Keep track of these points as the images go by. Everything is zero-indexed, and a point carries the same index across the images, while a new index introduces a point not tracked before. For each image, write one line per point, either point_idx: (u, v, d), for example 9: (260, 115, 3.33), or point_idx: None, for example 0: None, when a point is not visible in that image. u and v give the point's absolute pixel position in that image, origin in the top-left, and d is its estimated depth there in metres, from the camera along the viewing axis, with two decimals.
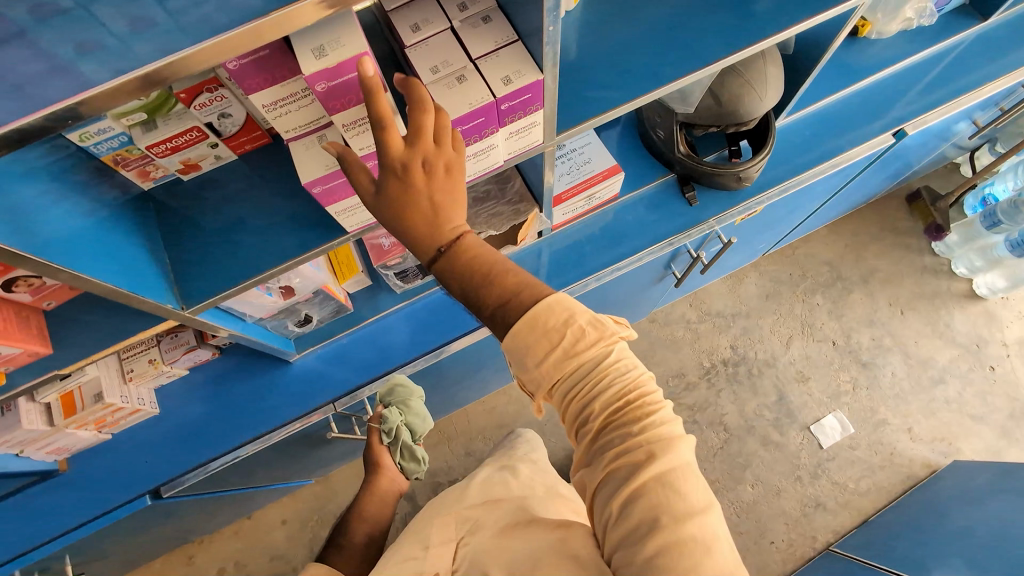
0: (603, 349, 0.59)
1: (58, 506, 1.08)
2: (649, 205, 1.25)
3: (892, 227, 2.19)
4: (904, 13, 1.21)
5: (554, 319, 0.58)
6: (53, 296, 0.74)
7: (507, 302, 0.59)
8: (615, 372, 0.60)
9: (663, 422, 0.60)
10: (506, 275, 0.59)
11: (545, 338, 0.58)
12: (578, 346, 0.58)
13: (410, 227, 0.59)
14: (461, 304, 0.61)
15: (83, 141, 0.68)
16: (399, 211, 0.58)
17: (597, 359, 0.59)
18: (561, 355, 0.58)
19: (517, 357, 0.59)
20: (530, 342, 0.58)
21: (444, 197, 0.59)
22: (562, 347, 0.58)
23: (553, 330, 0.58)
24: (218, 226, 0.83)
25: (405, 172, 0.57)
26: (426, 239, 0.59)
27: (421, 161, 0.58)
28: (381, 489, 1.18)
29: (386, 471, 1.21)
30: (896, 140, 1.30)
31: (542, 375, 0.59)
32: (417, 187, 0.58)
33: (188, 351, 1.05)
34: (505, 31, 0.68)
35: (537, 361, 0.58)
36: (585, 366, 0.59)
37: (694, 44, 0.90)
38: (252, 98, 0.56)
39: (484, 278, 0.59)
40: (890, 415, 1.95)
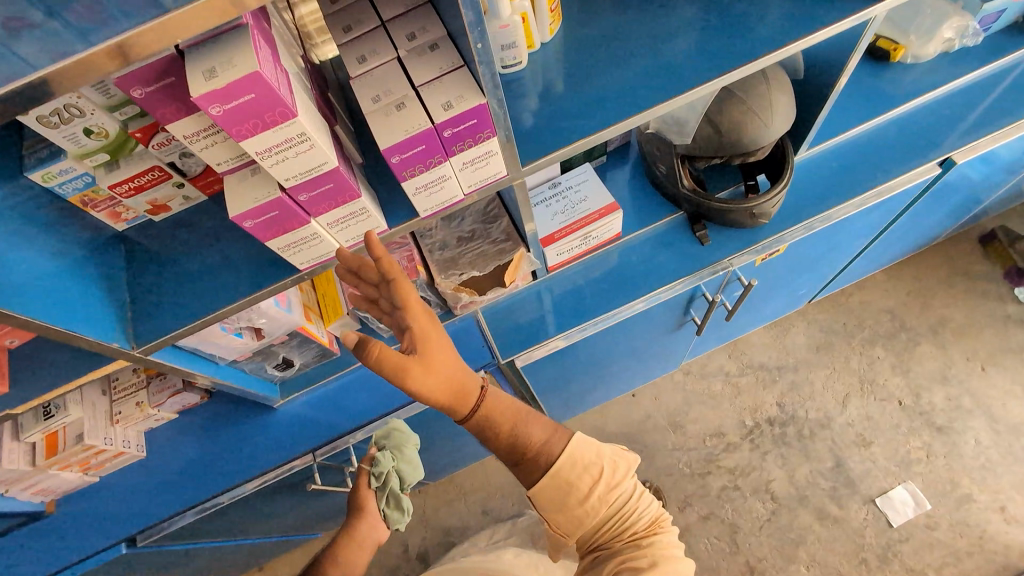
0: (628, 482, 0.78)
1: (41, 549, 1.07)
2: (656, 244, 1.15)
3: (964, 270, 1.94)
4: (942, 33, 1.12)
5: (588, 456, 0.78)
6: (16, 333, 0.75)
7: (547, 441, 0.78)
8: (636, 502, 0.77)
9: (667, 545, 0.75)
10: (533, 414, 0.80)
11: (586, 473, 0.77)
12: (613, 479, 0.77)
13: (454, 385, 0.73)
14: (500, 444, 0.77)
15: (47, 181, 0.70)
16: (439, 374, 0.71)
17: (627, 493, 0.78)
18: (604, 487, 0.76)
19: (565, 494, 0.76)
20: (574, 481, 0.76)
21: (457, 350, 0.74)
22: (601, 484, 0.76)
23: (591, 467, 0.77)
24: (184, 265, 0.82)
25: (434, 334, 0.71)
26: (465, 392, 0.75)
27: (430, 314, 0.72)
28: (360, 534, 0.92)
29: (368, 516, 0.95)
30: (942, 169, 1.15)
31: (582, 509, 0.76)
32: (444, 340, 0.73)
33: (174, 394, 1.04)
34: (452, 57, 0.64)
35: (583, 495, 0.76)
36: (618, 497, 0.77)
37: (680, 70, 0.84)
38: (170, 128, 0.53)
39: (520, 419, 0.78)
40: (975, 490, 1.66)
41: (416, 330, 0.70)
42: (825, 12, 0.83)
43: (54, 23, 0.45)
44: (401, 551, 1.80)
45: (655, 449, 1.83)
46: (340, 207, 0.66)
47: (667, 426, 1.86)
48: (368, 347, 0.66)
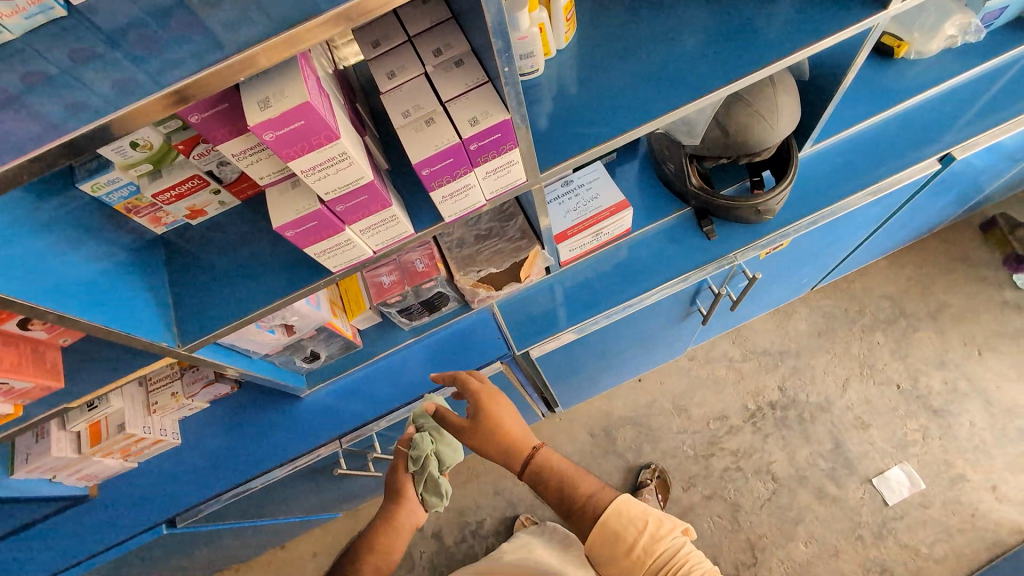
0: (676, 540, 0.80)
1: (86, 530, 1.14)
2: (664, 239, 1.20)
3: (964, 257, 1.98)
4: (946, 30, 1.13)
5: (634, 513, 0.83)
6: (69, 333, 0.80)
7: (593, 495, 0.88)
8: (686, 559, 0.77)
9: None
10: (585, 476, 0.92)
11: (631, 526, 0.82)
12: (658, 533, 0.80)
13: (509, 444, 0.97)
14: (557, 501, 0.91)
15: (95, 191, 0.75)
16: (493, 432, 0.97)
17: (675, 551, 0.79)
18: (648, 539, 0.80)
19: (610, 544, 0.82)
20: (618, 532, 0.82)
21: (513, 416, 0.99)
22: (645, 535, 0.80)
23: (635, 520, 0.82)
24: (219, 267, 0.87)
25: (491, 403, 0.98)
26: (518, 449, 0.96)
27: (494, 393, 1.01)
28: (400, 520, 1.02)
29: (407, 503, 1.04)
30: (942, 165, 1.18)
31: (630, 562, 0.80)
32: (501, 407, 0.98)
33: (207, 384, 1.10)
34: (476, 73, 0.68)
35: (627, 546, 0.81)
36: (664, 552, 0.79)
37: (689, 75, 0.87)
38: (221, 148, 0.58)
39: (568, 477, 0.92)
40: (969, 470, 1.72)
41: (474, 402, 0.99)
42: (828, 19, 0.86)
43: (116, 53, 0.53)
44: (417, 531, 1.88)
45: (660, 432, 1.90)
46: (373, 216, 0.70)
47: (672, 410, 1.92)
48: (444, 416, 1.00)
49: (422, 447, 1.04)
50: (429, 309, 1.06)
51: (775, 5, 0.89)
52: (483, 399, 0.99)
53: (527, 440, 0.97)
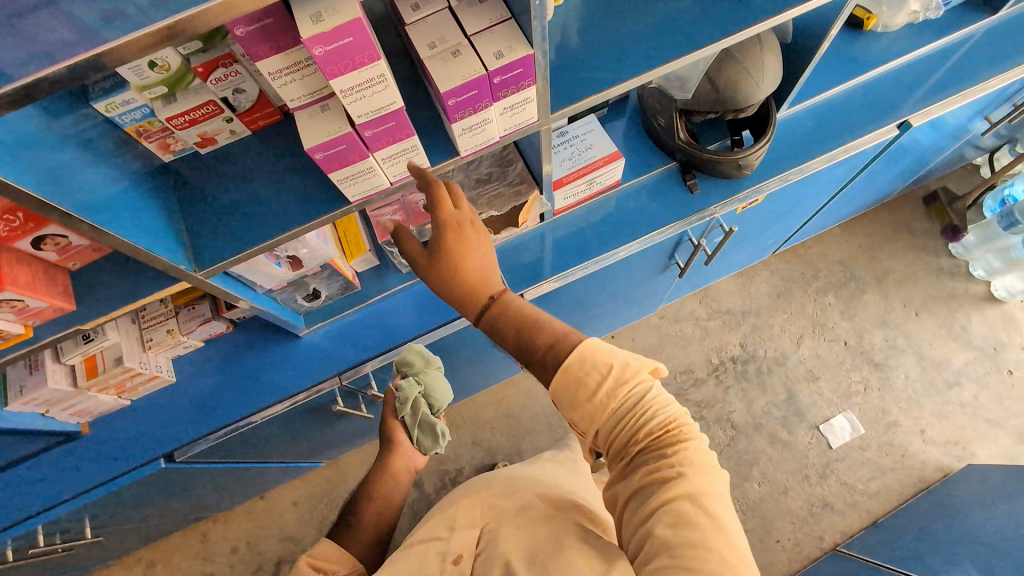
0: (643, 384, 0.68)
1: (76, 467, 1.13)
2: (650, 192, 1.27)
3: (907, 227, 2.15)
4: (910, 6, 1.24)
5: (601, 357, 0.68)
6: (78, 257, 0.80)
7: (553, 344, 0.69)
8: (654, 407, 0.67)
9: (694, 452, 0.65)
10: (552, 324, 0.71)
11: (595, 371, 0.67)
12: (625, 376, 0.68)
13: (462, 286, 0.73)
14: (507, 349, 0.73)
15: (109, 111, 0.74)
16: (451, 271, 0.73)
17: (641, 393, 0.68)
18: (614, 382, 0.67)
19: (568, 388, 0.67)
20: (581, 375, 0.67)
21: (481, 251, 0.74)
22: (612, 378, 0.67)
23: (599, 365, 0.67)
24: (229, 197, 0.88)
25: (456, 234, 0.72)
26: (475, 294, 0.73)
27: (466, 221, 0.74)
28: (394, 467, 1.11)
29: (401, 448, 1.14)
30: (901, 131, 1.29)
31: (592, 406, 0.68)
32: (468, 243, 0.73)
33: (204, 322, 1.10)
34: (499, 10, 0.71)
35: (589, 388, 0.67)
36: (629, 396, 0.68)
37: (687, 29, 0.93)
38: (260, 65, 0.60)
39: (529, 326, 0.70)
40: (902, 417, 1.92)
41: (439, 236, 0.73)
42: None
43: None
44: None
45: None
46: (396, 144, 0.73)
47: None
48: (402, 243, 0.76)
49: (412, 394, 1.15)
50: (429, 251, 1.11)
51: None
52: (449, 234, 0.73)
53: (490, 282, 0.74)
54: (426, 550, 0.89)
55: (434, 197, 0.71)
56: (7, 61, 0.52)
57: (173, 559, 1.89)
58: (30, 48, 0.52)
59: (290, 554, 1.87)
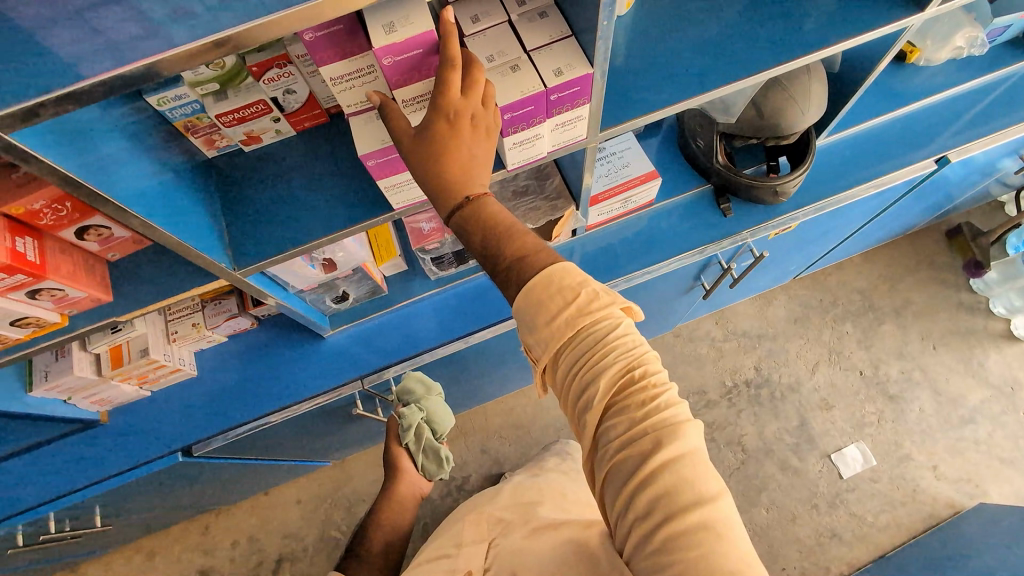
0: (613, 319, 0.59)
1: (92, 454, 1.13)
2: (683, 212, 1.26)
3: (929, 260, 2.14)
4: (954, 42, 1.21)
5: (567, 281, 0.58)
6: (118, 248, 0.80)
7: (523, 259, 0.60)
8: (621, 346, 0.58)
9: (668, 405, 0.57)
10: (526, 236, 0.61)
11: (558, 296, 0.58)
12: (591, 306, 0.58)
13: (435, 179, 0.61)
14: (475, 257, 0.62)
15: (161, 105, 0.74)
16: (433, 155, 0.60)
17: (606, 328, 0.58)
18: (574, 313, 0.58)
19: (526, 317, 0.59)
20: (541, 298, 0.58)
21: (474, 151, 0.62)
22: (575, 305, 0.58)
23: (565, 290, 0.58)
24: (269, 196, 0.87)
25: (451, 125, 0.59)
26: (451, 189, 0.61)
27: (469, 114, 0.61)
28: (399, 493, 1.17)
29: (406, 476, 1.19)
30: (937, 166, 1.29)
31: (552, 336, 0.59)
32: (462, 137, 0.60)
33: (229, 318, 1.09)
34: (560, 26, 0.71)
35: (547, 318, 0.58)
36: (593, 331, 0.58)
37: (737, 55, 0.92)
38: (324, 70, 0.60)
39: (507, 241, 0.61)
40: (915, 451, 1.90)
41: (431, 122, 0.60)
42: (868, 16, 0.93)
43: None
44: None
45: None
46: None
47: None
48: (386, 111, 0.61)
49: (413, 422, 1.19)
50: (460, 260, 1.10)
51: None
52: (443, 121, 0.60)
53: (471, 182, 0.62)
54: (435, 566, 0.90)
55: (438, 80, 0.58)
56: (73, 55, 0.51)
57: (174, 550, 1.88)
58: (97, 43, 0.51)
59: (291, 552, 1.86)
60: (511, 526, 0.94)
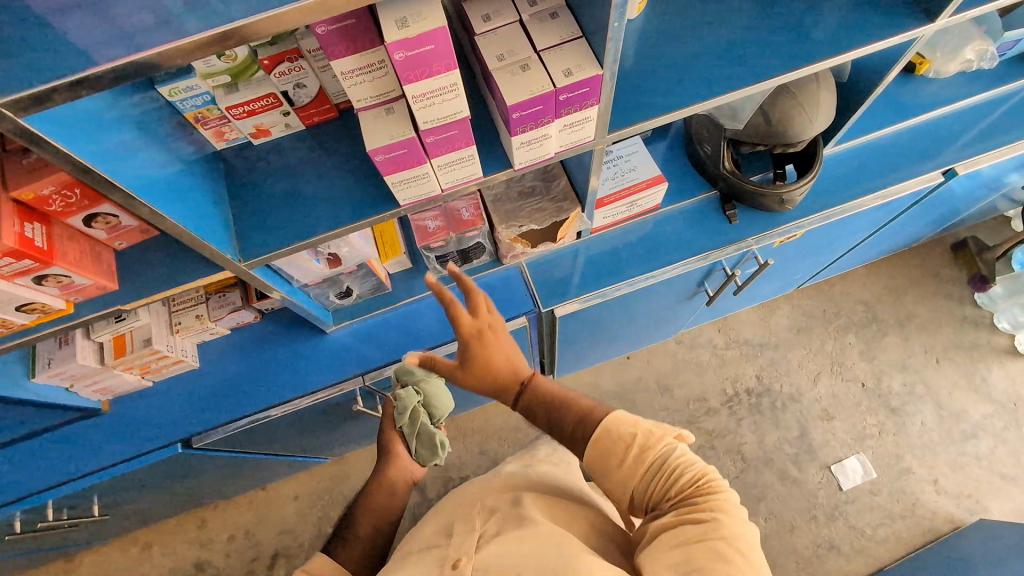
0: (672, 446, 0.77)
1: (92, 444, 1.13)
2: (688, 219, 1.26)
3: (934, 273, 2.13)
4: (965, 54, 1.21)
5: (625, 426, 0.79)
6: (125, 237, 0.80)
7: (583, 416, 0.83)
8: (682, 463, 0.74)
9: (720, 494, 0.70)
10: (579, 399, 0.86)
11: (627, 430, 0.80)
12: (655, 437, 0.77)
13: (496, 381, 0.88)
14: (547, 427, 0.86)
15: (172, 96, 0.74)
16: (481, 371, 0.86)
17: (666, 452, 0.76)
18: (643, 436, 0.77)
19: (603, 442, 0.79)
20: (609, 447, 0.77)
21: (503, 347, 0.88)
22: (638, 445, 0.76)
23: (631, 427, 0.80)
24: (276, 190, 0.88)
25: (479, 337, 0.84)
26: (510, 384, 0.88)
27: (487, 325, 0.87)
28: (389, 480, 1.04)
29: (397, 461, 1.06)
30: (945, 179, 1.27)
31: (623, 459, 0.77)
32: (492, 341, 0.86)
33: (233, 311, 1.10)
34: (571, 27, 0.71)
35: (620, 443, 0.78)
36: (659, 454, 0.76)
37: (744, 61, 0.92)
38: (335, 65, 0.60)
39: (563, 405, 0.86)
40: (915, 464, 1.89)
41: (468, 350, 0.86)
42: (878, 26, 0.93)
43: None
44: None
45: (643, 408, 1.99)
46: (455, 152, 0.73)
47: (656, 389, 2.02)
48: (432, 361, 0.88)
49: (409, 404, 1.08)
50: (465, 259, 1.10)
51: (828, 8, 0.95)
52: (473, 339, 0.85)
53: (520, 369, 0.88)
54: (424, 559, 0.85)
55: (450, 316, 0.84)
56: (87, 41, 0.51)
57: (170, 543, 1.88)
58: (112, 32, 0.51)
59: (287, 548, 1.86)
60: (504, 519, 0.88)
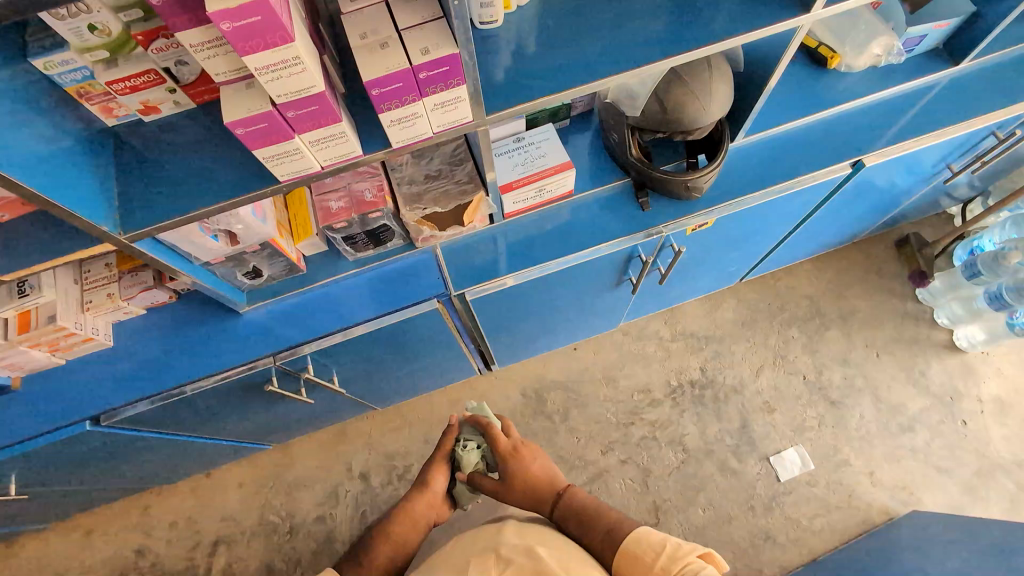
0: (694, 563, 0.86)
1: (1, 420, 1.14)
2: (603, 205, 1.28)
3: (878, 269, 2.16)
4: (871, 50, 1.27)
5: (654, 539, 0.94)
6: (7, 209, 0.83)
7: (612, 526, 1.02)
8: None
9: None
10: (604, 510, 1.07)
11: (651, 550, 0.92)
12: (678, 552, 0.89)
13: (536, 490, 1.15)
14: (576, 534, 1.06)
15: (48, 69, 0.75)
16: (522, 480, 1.17)
17: (693, 570, 0.85)
18: (666, 556, 0.89)
19: (633, 559, 0.93)
20: (638, 556, 0.93)
21: (531, 460, 1.19)
22: (664, 556, 0.89)
23: (654, 545, 0.92)
24: (164, 164, 0.89)
25: (514, 452, 1.19)
26: (544, 496, 1.14)
27: (513, 445, 1.20)
28: (416, 516, 1.15)
29: (425, 496, 1.19)
30: (853, 170, 1.30)
31: None
32: (523, 457, 1.19)
33: (144, 290, 1.12)
34: (433, 8, 0.73)
35: (648, 561, 0.91)
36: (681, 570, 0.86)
37: (631, 48, 0.95)
38: (180, 37, 0.62)
39: (587, 513, 1.07)
40: (853, 456, 1.92)
41: (504, 461, 1.19)
42: (760, 15, 0.96)
43: None
44: (345, 470, 1.93)
45: (588, 398, 2.01)
46: (323, 129, 0.74)
47: (601, 380, 2.04)
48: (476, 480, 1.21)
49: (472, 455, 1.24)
50: (373, 241, 1.12)
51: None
52: (510, 455, 1.19)
53: (552, 485, 1.16)
54: None
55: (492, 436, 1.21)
56: None
57: (111, 529, 1.88)
58: None
59: (228, 535, 1.86)
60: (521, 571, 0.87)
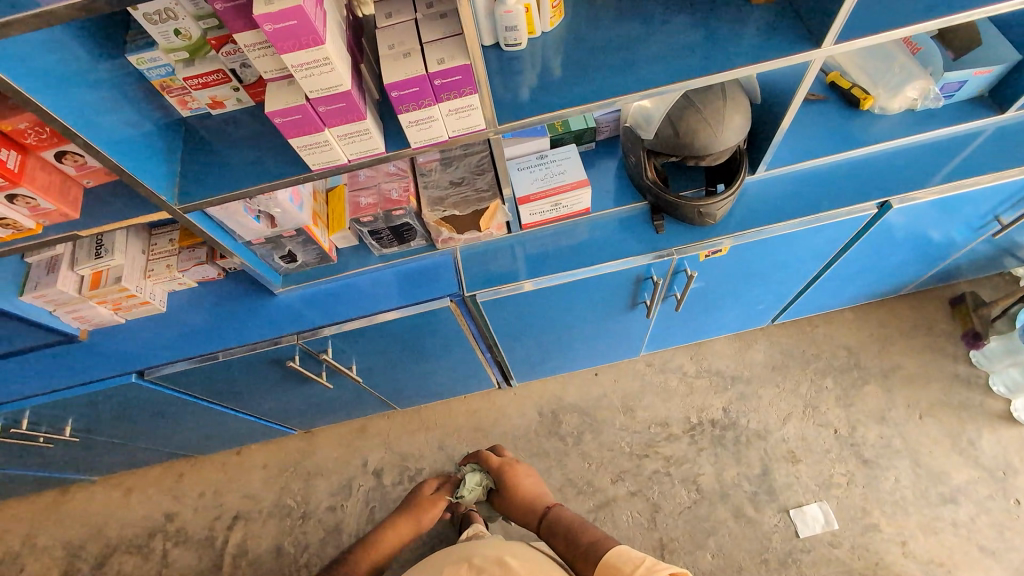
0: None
1: (66, 365, 1.31)
2: (619, 225, 1.33)
3: (928, 325, 2.04)
4: (907, 92, 1.28)
5: (634, 555, 0.93)
6: (92, 177, 0.99)
7: (595, 540, 1.03)
8: None
9: None
10: (588, 529, 1.08)
11: (628, 564, 0.92)
12: (655, 566, 0.88)
13: (528, 505, 1.23)
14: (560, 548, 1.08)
15: (139, 64, 0.90)
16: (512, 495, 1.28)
17: None
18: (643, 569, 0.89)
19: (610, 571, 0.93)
20: (616, 567, 0.92)
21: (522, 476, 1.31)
22: (642, 570, 0.89)
23: (633, 560, 0.92)
24: (221, 151, 1.03)
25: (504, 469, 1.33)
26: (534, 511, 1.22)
27: (507, 464, 1.35)
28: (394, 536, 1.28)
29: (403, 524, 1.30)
30: (881, 212, 1.27)
31: None
32: (513, 475, 1.32)
33: (197, 264, 1.26)
34: (454, 25, 0.83)
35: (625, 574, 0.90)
36: None
37: (644, 73, 1.01)
38: (237, 37, 0.75)
39: (573, 529, 1.09)
40: (883, 522, 1.78)
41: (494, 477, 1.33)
42: (774, 49, 1.00)
43: None
44: (361, 465, 2.01)
45: (604, 425, 2.00)
46: (349, 124, 0.85)
47: (619, 408, 2.03)
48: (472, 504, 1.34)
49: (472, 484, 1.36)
50: (397, 237, 1.22)
51: (735, 33, 1.03)
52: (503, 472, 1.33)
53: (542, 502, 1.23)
54: None
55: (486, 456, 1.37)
56: None
57: (148, 491, 2.04)
58: None
59: (247, 511, 1.97)
60: None
